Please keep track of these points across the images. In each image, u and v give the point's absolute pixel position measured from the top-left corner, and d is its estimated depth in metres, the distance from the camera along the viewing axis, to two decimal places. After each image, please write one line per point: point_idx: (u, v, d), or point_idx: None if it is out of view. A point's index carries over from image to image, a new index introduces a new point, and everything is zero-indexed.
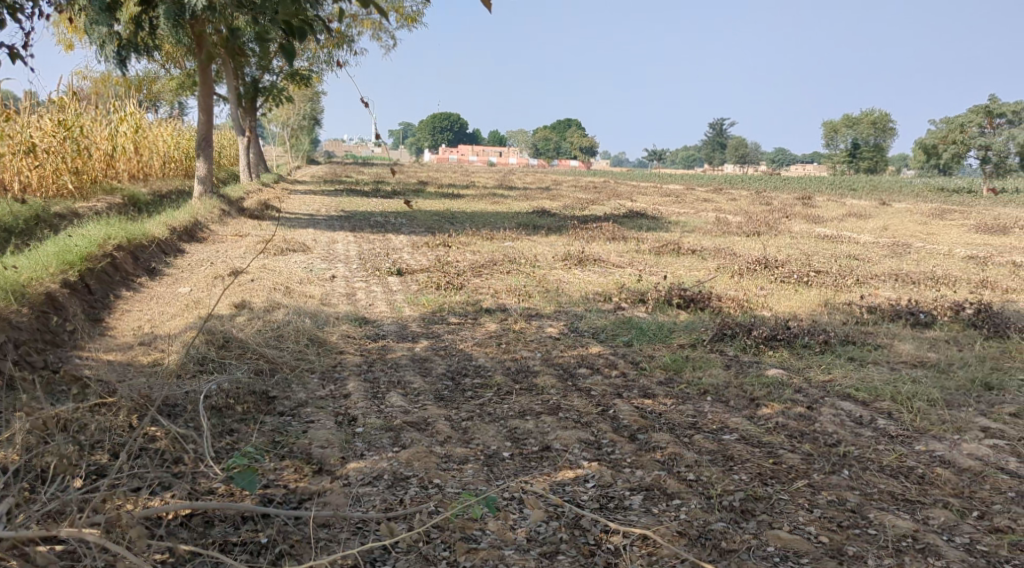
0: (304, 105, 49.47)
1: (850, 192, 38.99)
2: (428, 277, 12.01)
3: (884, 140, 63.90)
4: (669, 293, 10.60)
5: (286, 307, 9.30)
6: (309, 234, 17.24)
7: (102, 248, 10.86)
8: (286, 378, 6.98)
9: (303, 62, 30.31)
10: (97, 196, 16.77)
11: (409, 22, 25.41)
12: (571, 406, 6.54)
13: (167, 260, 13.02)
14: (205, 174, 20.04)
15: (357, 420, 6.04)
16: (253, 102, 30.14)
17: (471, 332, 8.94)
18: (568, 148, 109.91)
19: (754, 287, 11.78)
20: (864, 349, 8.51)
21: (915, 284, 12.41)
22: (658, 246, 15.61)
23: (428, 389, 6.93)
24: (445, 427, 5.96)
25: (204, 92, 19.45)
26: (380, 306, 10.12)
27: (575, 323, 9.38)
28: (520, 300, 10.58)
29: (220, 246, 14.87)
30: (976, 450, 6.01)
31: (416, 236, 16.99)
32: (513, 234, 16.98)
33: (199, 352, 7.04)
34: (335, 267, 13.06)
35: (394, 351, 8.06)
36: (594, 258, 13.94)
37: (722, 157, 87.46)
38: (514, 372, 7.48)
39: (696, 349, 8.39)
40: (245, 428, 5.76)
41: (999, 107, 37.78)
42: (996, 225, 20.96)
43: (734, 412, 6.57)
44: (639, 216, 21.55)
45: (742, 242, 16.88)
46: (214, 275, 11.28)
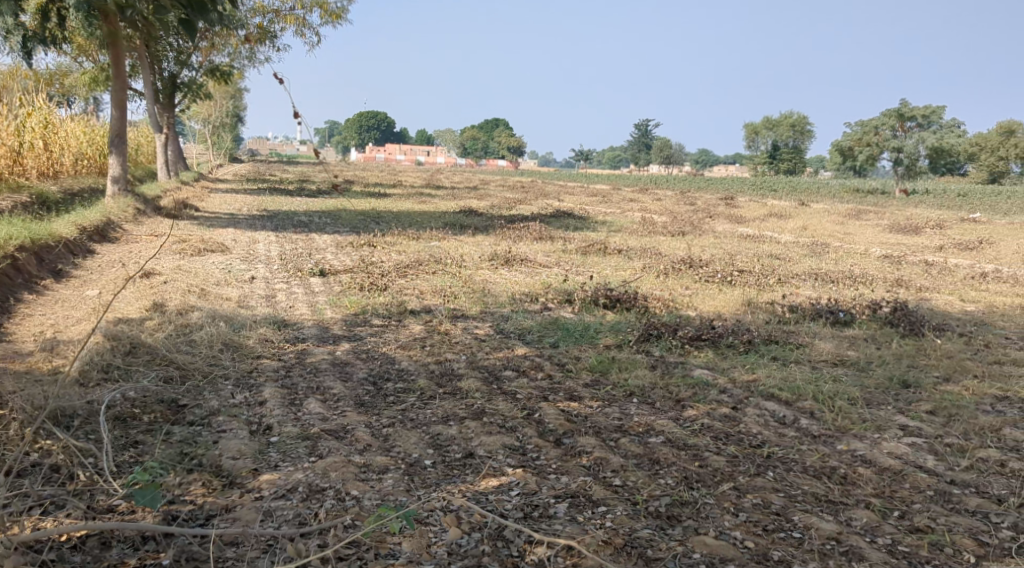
0: (226, 102, 48.35)
1: (771, 192, 39.85)
2: (351, 278, 11.74)
3: (803, 142, 65.48)
4: (595, 293, 10.55)
5: (200, 310, 8.96)
6: (229, 233, 16.76)
7: (3, 249, 10.34)
8: (199, 385, 6.68)
9: (224, 57, 29.57)
10: (1, 194, 16.04)
11: (334, 18, 24.98)
12: (496, 410, 6.39)
13: (75, 261, 12.49)
14: (119, 172, 19.33)
15: (273, 428, 5.80)
16: (171, 99, 29.27)
17: (394, 334, 8.72)
18: (495, 147, 109.97)
19: (680, 287, 11.82)
20: (787, 349, 8.56)
21: (834, 283, 12.63)
22: (584, 245, 15.60)
23: (349, 394, 6.71)
24: (364, 434, 5.76)
25: (117, 87, 18.75)
26: (300, 309, 9.83)
27: (500, 325, 9.25)
28: (445, 301, 10.39)
29: (134, 246, 14.33)
30: (896, 448, 6.05)
31: (340, 236, 16.65)
32: (439, 234, 16.78)
33: (103, 360, 6.69)
34: (255, 268, 12.68)
35: (314, 355, 7.80)
36: (520, 258, 13.84)
37: (647, 157, 88.60)
38: (438, 376, 7.31)
39: (622, 350, 8.33)
40: (151, 439, 5.47)
41: (911, 110, 39.07)
42: (909, 225, 21.57)
43: (660, 414, 6.51)
44: (566, 216, 21.56)
45: (667, 242, 17.00)
46: (125, 277, 10.84)
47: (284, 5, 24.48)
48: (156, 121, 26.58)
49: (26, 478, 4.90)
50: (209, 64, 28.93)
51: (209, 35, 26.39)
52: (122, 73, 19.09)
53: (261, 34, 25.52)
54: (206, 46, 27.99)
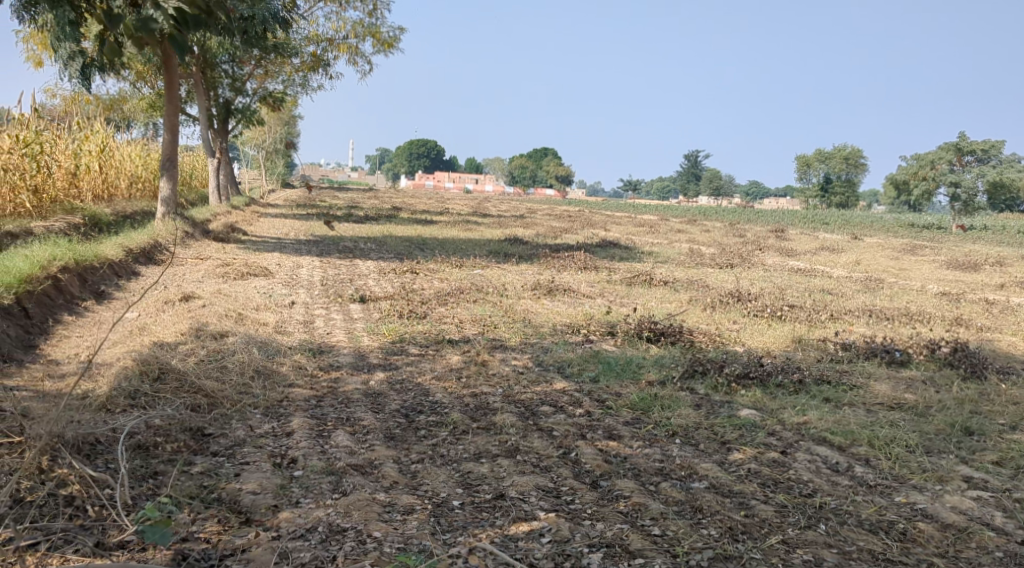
0: (280, 128, 49.08)
1: (822, 225, 39.20)
2: (392, 305, 11.56)
3: (856, 176, 64.51)
4: (640, 326, 10.22)
5: (236, 335, 8.83)
6: (274, 258, 16.77)
7: (46, 270, 10.39)
8: (226, 414, 6.50)
9: (277, 84, 29.95)
10: (55, 215, 16.29)
11: (387, 47, 25.14)
12: (530, 447, 6.10)
13: (119, 282, 12.54)
14: (169, 195, 19.52)
15: (297, 462, 5.58)
16: (224, 124, 29.66)
17: (430, 364, 8.48)
18: (544, 176, 110.11)
19: (728, 322, 11.43)
20: (840, 390, 8.14)
21: (890, 320, 12.15)
22: (630, 276, 15.31)
23: (378, 427, 6.47)
24: (392, 471, 5.51)
25: (171, 111, 18.96)
26: (337, 336, 9.66)
27: (540, 356, 8.97)
28: (485, 331, 10.14)
29: (178, 268, 14.37)
30: (960, 503, 5.64)
31: (384, 262, 16.54)
32: (483, 262, 16.59)
33: (130, 386, 6.56)
34: (297, 293, 12.58)
35: (347, 385, 7.58)
36: (564, 288, 13.58)
37: (697, 189, 87.90)
38: (473, 409, 7.04)
39: (665, 387, 7.98)
40: (172, 469, 5.29)
41: (969, 144, 38.18)
42: (967, 261, 20.91)
43: (704, 457, 6.16)
44: (612, 246, 21.25)
45: (716, 274, 16.63)
46: (165, 301, 10.81)
47: (338, 33, 24.72)
48: (209, 146, 26.91)
49: (39, 508, 4.73)
50: (262, 91, 29.28)
51: (263, 62, 26.73)
52: (175, 98, 19.33)
53: (314, 62, 25.78)
54: (260, 73, 28.36)
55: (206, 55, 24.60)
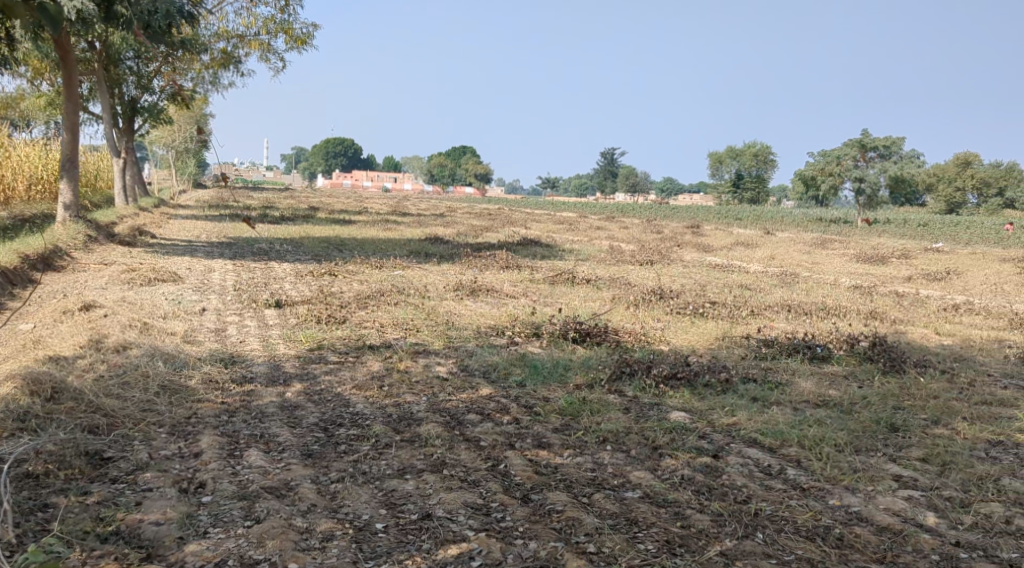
0: (189, 127, 47.55)
1: (736, 221, 39.86)
2: (308, 309, 11.14)
3: (767, 172, 65.96)
4: (565, 327, 10.02)
5: (141, 346, 8.31)
6: (183, 261, 16.07)
7: None
8: (128, 435, 6.05)
9: (186, 82, 28.92)
10: None
11: (300, 44, 24.47)
12: (457, 460, 5.82)
13: (15, 291, 11.79)
14: (71, 198, 18.56)
15: (205, 487, 5.20)
16: (130, 123, 28.50)
17: (350, 372, 8.12)
18: (462, 174, 109.71)
19: (653, 320, 11.34)
20: (767, 388, 8.06)
21: (808, 315, 12.24)
22: (552, 275, 15.12)
23: (295, 443, 6.09)
24: (309, 492, 5.16)
25: (71, 110, 18.01)
26: (251, 344, 9.20)
27: (464, 361, 8.69)
28: (406, 335, 9.81)
29: (80, 275, 13.62)
30: (892, 504, 5.59)
31: (300, 265, 16.01)
32: (402, 263, 16.20)
33: (20, 407, 6.04)
34: (208, 298, 12.03)
35: (262, 397, 7.17)
36: (486, 288, 13.32)
37: (613, 185, 88.75)
38: (396, 420, 6.72)
39: (593, 391, 7.80)
40: (65, 501, 4.87)
41: (873, 140, 39.34)
42: (876, 254, 21.37)
43: (636, 464, 5.98)
44: (532, 244, 21.09)
45: (637, 272, 16.58)
46: (63, 310, 10.17)
47: (248, 30, 23.96)
48: (114, 146, 25.81)
49: None
50: (170, 88, 28.23)
51: (170, 58, 25.76)
52: (75, 95, 18.41)
53: (224, 59, 24.96)
54: (167, 70, 27.34)
55: (109, 51, 23.60)
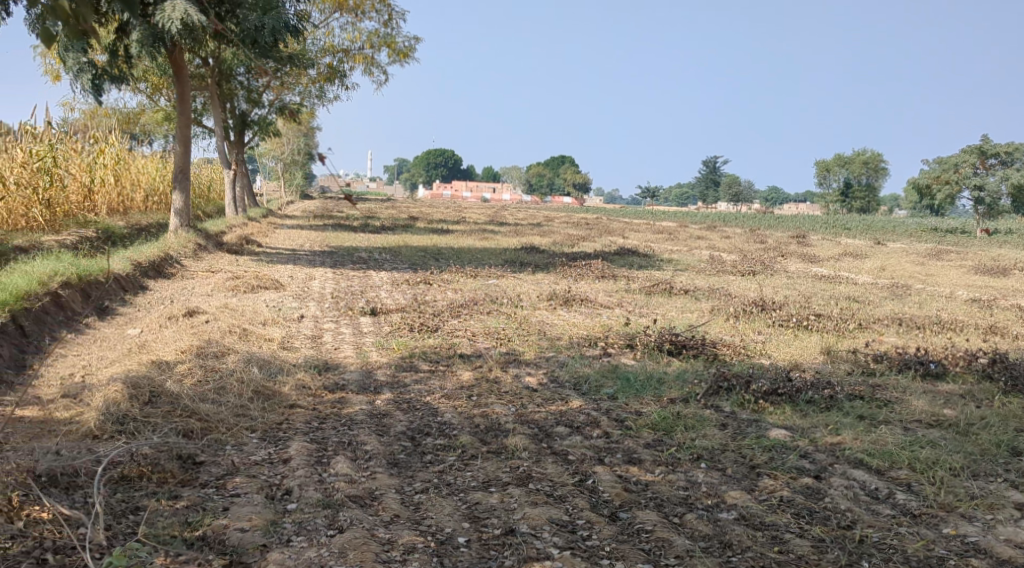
0: (296, 140, 48.94)
1: (845, 231, 38.48)
2: (403, 318, 11.18)
3: (878, 181, 63.58)
4: (660, 339, 9.76)
5: (238, 352, 8.45)
6: (286, 270, 16.43)
7: (46, 287, 10.07)
8: (220, 440, 6.12)
9: (293, 96, 29.73)
10: (69, 229, 16.09)
11: (402, 57, 24.84)
12: (544, 474, 5.67)
13: (126, 297, 12.23)
14: (182, 207, 19.24)
15: (291, 494, 5.20)
16: (240, 136, 29.45)
17: (440, 381, 8.06)
18: (562, 184, 109.64)
19: (753, 333, 10.95)
20: (875, 406, 7.63)
21: (921, 329, 11.61)
22: (649, 285, 14.83)
23: (381, 451, 6.05)
24: (393, 503, 5.10)
25: (183, 123, 18.68)
26: (345, 351, 9.27)
27: (555, 372, 8.53)
28: (498, 345, 9.72)
29: (188, 282, 14.06)
30: (1014, 535, 5.17)
31: (397, 273, 16.16)
32: (498, 272, 16.17)
33: (118, 411, 6.18)
34: (306, 306, 12.23)
35: (352, 405, 7.16)
36: (581, 298, 13.14)
37: (716, 194, 87.16)
38: (483, 431, 6.61)
39: (688, 405, 7.53)
40: (156, 504, 4.93)
41: (993, 147, 37.41)
42: (996, 266, 20.23)
43: (732, 483, 5.71)
44: (630, 254, 20.79)
45: (737, 282, 16.12)
46: (169, 316, 10.47)
47: (353, 44, 24.47)
48: (225, 158, 26.70)
49: (7, 551, 4.36)
50: (278, 102, 29.08)
51: (278, 73, 26.52)
52: (187, 109, 19.09)
53: (330, 73, 25.56)
54: (275, 84, 28.15)
55: (221, 67, 24.46)
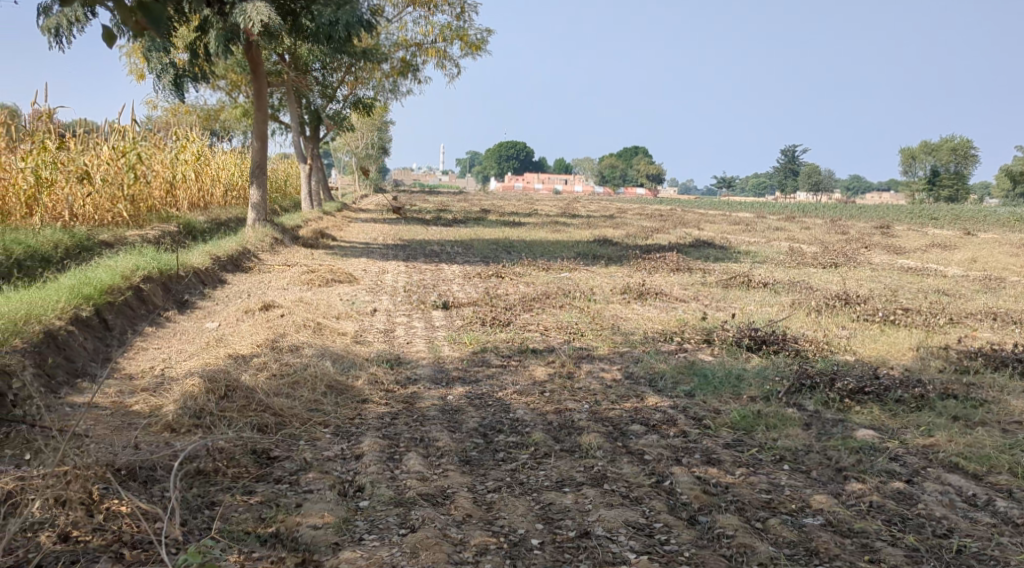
0: (371, 134, 49.46)
1: (931, 221, 37.14)
2: (475, 312, 11.12)
3: (965, 168, 61.27)
4: (739, 334, 9.48)
5: (312, 346, 8.49)
6: (360, 263, 16.55)
7: (128, 281, 10.27)
8: (294, 435, 6.12)
9: (368, 90, 29.98)
10: (153, 225, 16.47)
11: (474, 50, 24.81)
12: (619, 474, 5.53)
13: (205, 291, 12.44)
14: (260, 202, 19.54)
15: (363, 491, 5.16)
16: (316, 131, 29.82)
17: (513, 376, 7.96)
18: (635, 175, 108.59)
19: (836, 328, 10.57)
20: (969, 406, 7.26)
21: (1017, 324, 11.06)
22: (726, 279, 14.48)
23: (453, 448, 5.98)
24: (465, 502, 5.01)
25: (260, 118, 18.97)
26: (418, 345, 9.24)
27: (630, 368, 8.35)
28: (571, 339, 9.58)
29: (265, 276, 14.26)
30: None
31: (469, 267, 16.12)
32: (571, 265, 16.01)
33: (195, 405, 6.22)
34: (379, 299, 12.27)
35: (424, 400, 7.11)
36: (656, 292, 12.89)
37: (794, 184, 85.19)
38: (557, 428, 6.49)
39: (769, 404, 7.28)
40: (231, 499, 4.93)
41: None
42: None
43: (818, 487, 5.48)
44: (706, 246, 20.39)
45: (818, 275, 15.64)
46: (245, 310, 10.60)
47: (426, 38, 24.54)
48: (301, 153, 27.06)
49: (86, 545, 4.39)
50: (352, 97, 29.36)
51: (353, 68, 26.76)
52: (264, 105, 19.38)
53: (403, 67, 25.69)
54: (350, 79, 28.42)
55: (297, 63, 24.79)
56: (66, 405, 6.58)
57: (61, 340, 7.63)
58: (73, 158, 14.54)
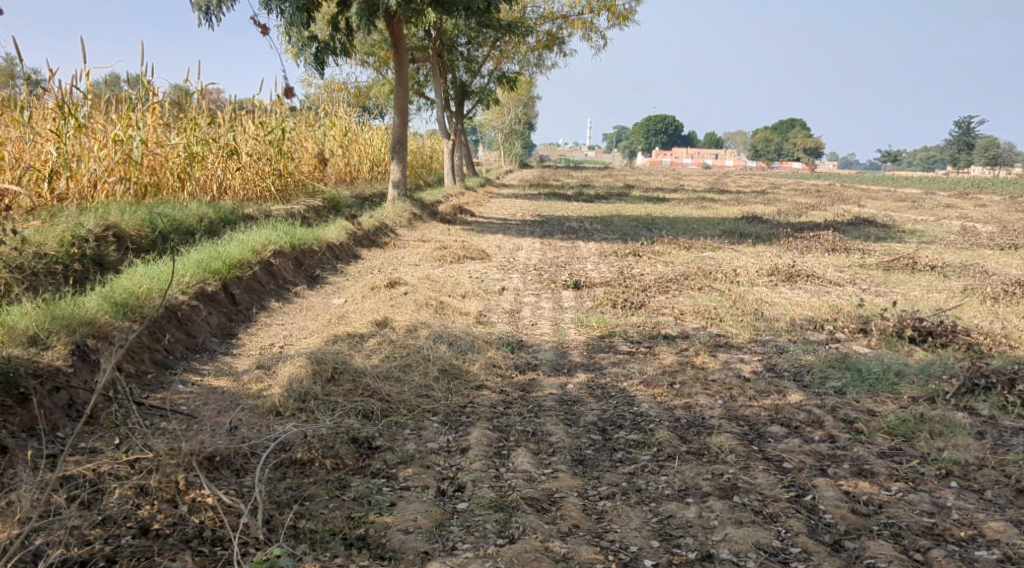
0: (517, 110, 49.16)
1: None
2: (608, 292, 10.56)
3: None
4: (900, 324, 8.52)
5: (431, 326, 8.18)
6: (496, 239, 16.26)
7: (259, 254, 10.23)
8: (400, 423, 5.74)
9: (513, 65, 29.53)
10: (299, 199, 16.62)
11: (622, 20, 23.97)
12: (752, 485, 4.93)
13: (338, 265, 12.38)
14: (400, 177, 19.47)
15: (464, 491, 4.71)
16: (461, 105, 29.67)
17: (640, 364, 7.37)
18: (790, 149, 103.98)
19: (1015, 319, 9.39)
20: None
21: None
22: (888, 260, 13.27)
23: (567, 446, 5.48)
24: (573, 510, 4.52)
25: (401, 92, 18.85)
26: (543, 327, 8.79)
27: (772, 359, 7.61)
28: (708, 325, 8.88)
29: (400, 251, 14.17)
30: None
31: (607, 244, 15.55)
32: (715, 243, 15.14)
33: (301, 388, 5.93)
34: (510, 277, 11.88)
35: (543, 388, 6.65)
36: (807, 274, 11.92)
37: (967, 157, 79.11)
38: (683, 427, 5.92)
39: (934, 407, 6.46)
40: (322, 493, 4.59)
41: None
42: None
43: (993, 512, 4.73)
44: (867, 224, 18.96)
45: (995, 258, 14.14)
46: (372, 286, 10.42)
47: (572, 10, 23.90)
48: (445, 129, 26.96)
49: (165, 540, 4.16)
50: (498, 71, 29.03)
51: (498, 41, 26.37)
52: (406, 79, 19.22)
53: (549, 40, 25.13)
54: (495, 54, 28.05)
55: (443, 37, 24.57)
56: (178, 382, 6.46)
57: (182, 315, 7.54)
58: (221, 134, 14.75)
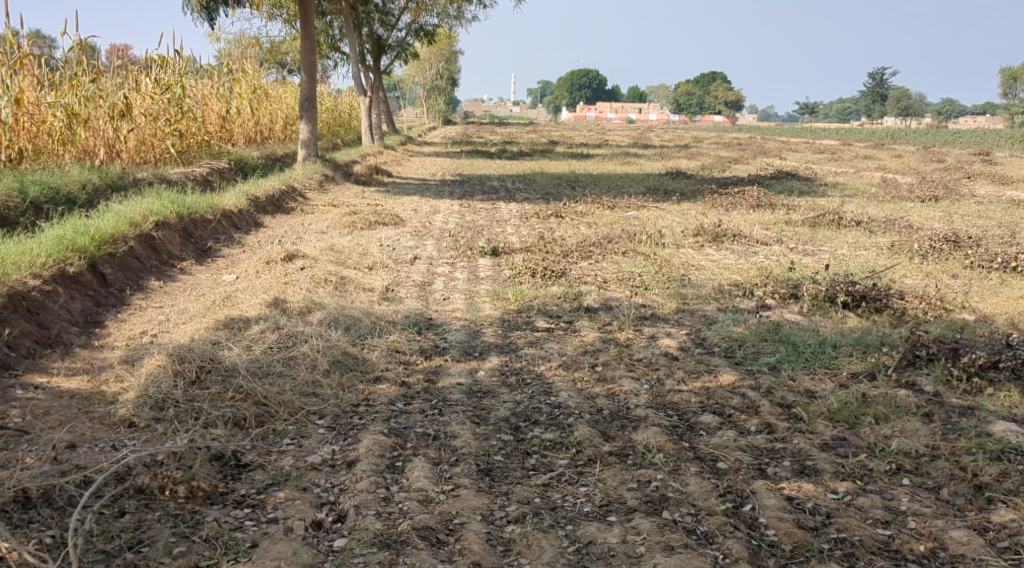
0: (439, 64, 47.58)
1: None
2: (526, 258, 9.82)
3: None
4: (834, 288, 7.96)
5: (326, 306, 7.33)
6: (412, 201, 15.38)
7: (139, 227, 9.16)
8: (280, 430, 4.95)
9: (431, 17, 28.20)
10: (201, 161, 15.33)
11: None
12: (683, 493, 4.41)
13: (236, 233, 11.34)
14: (309, 137, 18.27)
15: (345, 522, 4.15)
16: (378, 60, 28.32)
17: (559, 344, 6.64)
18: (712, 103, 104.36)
19: (947, 279, 8.95)
20: None
21: None
22: (815, 216, 12.80)
23: (473, 451, 4.75)
24: (474, 541, 4.03)
25: (308, 44, 17.57)
26: (454, 301, 8.01)
27: (701, 333, 6.96)
28: (632, 295, 8.19)
29: (306, 217, 13.19)
30: None
31: (527, 204, 14.78)
32: (638, 202, 14.50)
33: (157, 395, 5.07)
34: (423, 244, 11.04)
35: (449, 377, 5.87)
36: (736, 233, 11.33)
37: (882, 109, 80.34)
38: (606, 421, 5.23)
39: (878, 383, 5.91)
40: (170, 536, 4.02)
41: None
42: None
43: (953, 518, 4.29)
44: (789, 178, 18.60)
45: (919, 210, 13.84)
46: (268, 259, 9.46)
47: None
48: (360, 83, 25.61)
49: None
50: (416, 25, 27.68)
51: None
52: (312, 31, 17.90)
53: None
54: (412, 6, 26.68)
55: None
56: (18, 387, 5.53)
57: (33, 303, 6.56)
58: (110, 90, 13.26)
